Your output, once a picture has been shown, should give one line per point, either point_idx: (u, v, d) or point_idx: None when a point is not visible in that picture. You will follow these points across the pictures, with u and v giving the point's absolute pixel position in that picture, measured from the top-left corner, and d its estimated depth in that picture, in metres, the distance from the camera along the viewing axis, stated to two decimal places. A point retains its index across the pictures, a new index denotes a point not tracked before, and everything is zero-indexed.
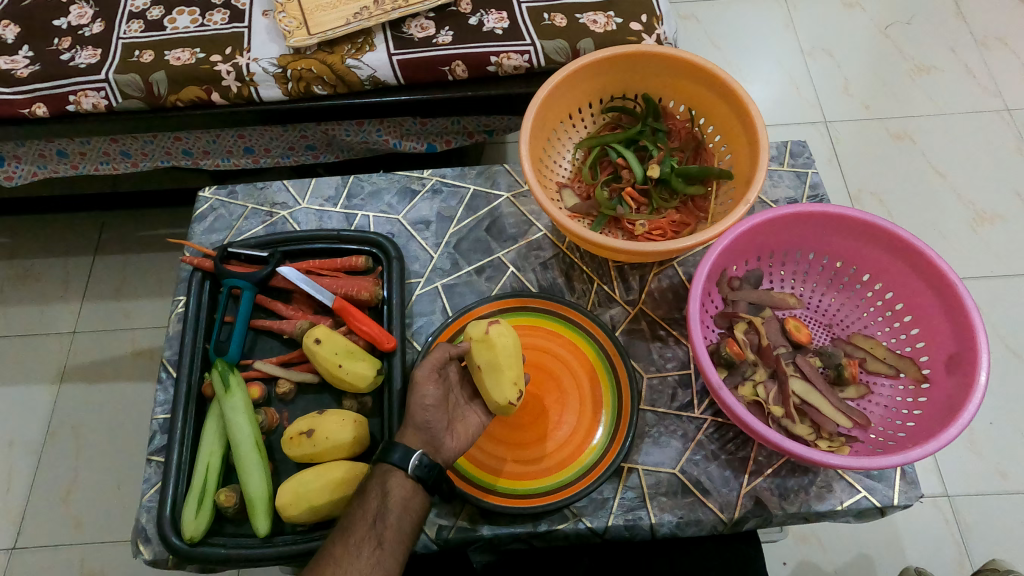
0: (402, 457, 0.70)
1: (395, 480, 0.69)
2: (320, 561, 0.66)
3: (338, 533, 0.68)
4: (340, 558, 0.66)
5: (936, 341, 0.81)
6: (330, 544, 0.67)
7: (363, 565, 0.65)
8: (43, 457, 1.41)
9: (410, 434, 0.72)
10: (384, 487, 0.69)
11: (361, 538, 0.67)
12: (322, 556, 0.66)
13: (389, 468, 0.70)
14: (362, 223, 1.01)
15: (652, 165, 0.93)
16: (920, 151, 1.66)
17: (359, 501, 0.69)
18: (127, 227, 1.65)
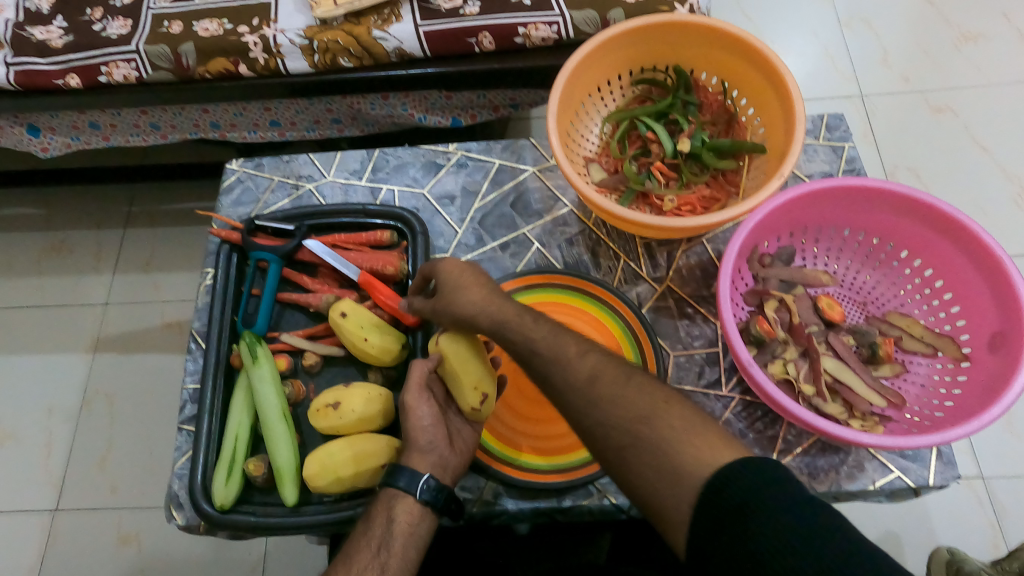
0: (408, 482, 0.69)
1: (401, 505, 0.69)
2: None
3: (338, 563, 0.66)
4: None
5: (978, 319, 0.78)
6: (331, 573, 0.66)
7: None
8: (80, 423, 1.45)
9: (417, 458, 0.71)
10: (389, 515, 0.68)
11: (363, 567, 0.64)
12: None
13: (395, 494, 0.69)
14: (387, 197, 1.01)
15: (683, 139, 0.91)
16: (962, 124, 1.60)
17: (361, 529, 0.68)
18: (157, 201, 1.67)
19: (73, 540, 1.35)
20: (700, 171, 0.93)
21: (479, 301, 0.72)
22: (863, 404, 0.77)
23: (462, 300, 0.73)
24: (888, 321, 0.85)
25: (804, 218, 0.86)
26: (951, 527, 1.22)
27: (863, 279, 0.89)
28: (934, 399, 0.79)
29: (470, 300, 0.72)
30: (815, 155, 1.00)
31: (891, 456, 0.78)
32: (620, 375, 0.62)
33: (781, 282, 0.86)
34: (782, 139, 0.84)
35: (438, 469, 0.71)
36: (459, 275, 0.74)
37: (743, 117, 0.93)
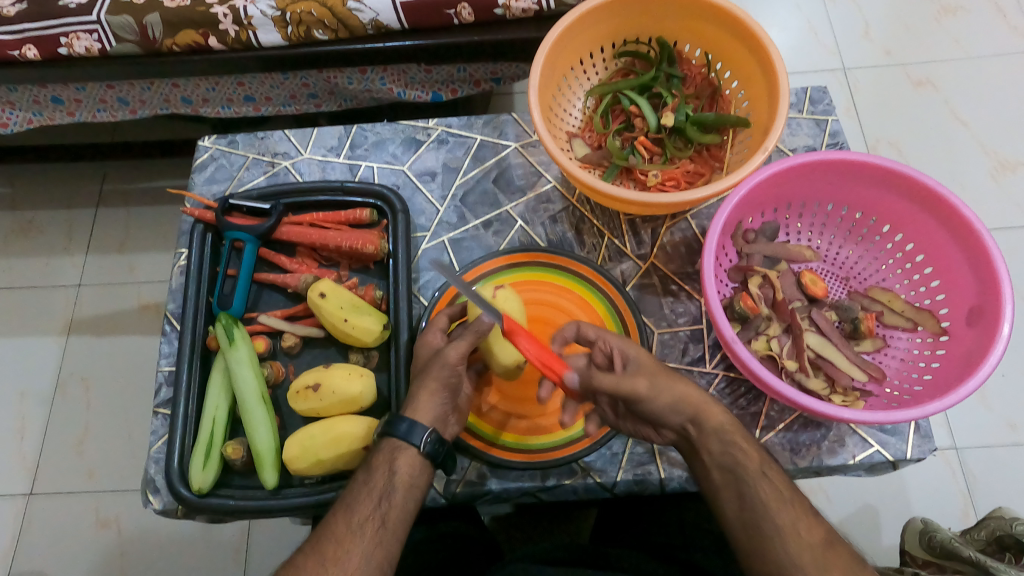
0: (410, 431, 0.67)
1: (404, 456, 0.67)
2: (322, 537, 0.63)
3: (340, 508, 0.65)
4: (342, 536, 0.62)
5: (957, 293, 0.79)
6: (330, 520, 0.64)
7: (366, 543, 0.62)
8: (54, 406, 1.43)
9: (421, 407, 0.68)
10: (392, 465, 0.66)
11: (366, 517, 0.63)
12: (322, 533, 0.63)
13: (397, 443, 0.67)
14: (366, 174, 0.98)
15: (666, 114, 0.89)
16: (942, 98, 1.60)
17: (362, 477, 0.66)
18: (128, 180, 1.63)
19: (50, 525, 1.33)
20: (684, 147, 0.91)
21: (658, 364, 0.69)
22: (843, 378, 0.77)
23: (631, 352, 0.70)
24: (869, 295, 0.85)
25: (787, 192, 0.86)
26: (926, 498, 1.24)
27: (846, 254, 0.89)
28: (913, 372, 0.79)
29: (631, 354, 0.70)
30: (799, 129, 1.00)
31: (871, 430, 0.79)
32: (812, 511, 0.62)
33: (765, 258, 0.85)
34: (766, 113, 0.83)
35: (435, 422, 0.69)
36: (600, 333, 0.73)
37: (727, 90, 0.91)
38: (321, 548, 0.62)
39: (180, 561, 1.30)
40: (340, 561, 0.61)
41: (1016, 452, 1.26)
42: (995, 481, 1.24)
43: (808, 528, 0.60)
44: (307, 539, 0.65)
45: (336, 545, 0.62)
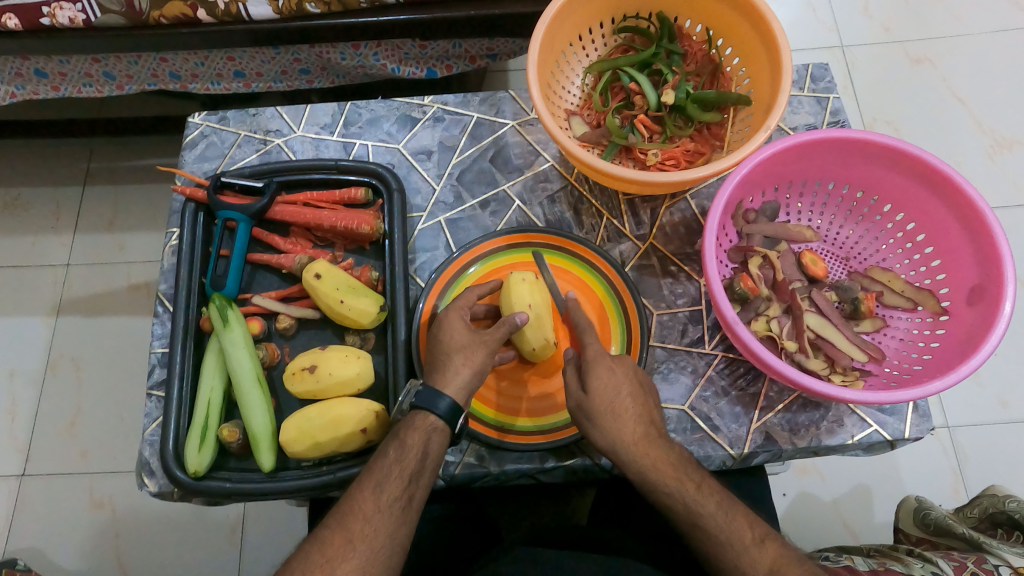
0: (448, 412, 0.68)
1: (437, 439, 0.68)
2: (350, 512, 0.63)
3: (367, 483, 0.65)
4: (371, 514, 0.63)
5: (958, 271, 0.78)
6: (358, 495, 0.64)
7: (392, 523, 0.63)
8: (45, 387, 1.41)
9: (451, 383, 0.70)
10: (424, 445, 0.67)
11: (395, 497, 0.64)
12: (350, 508, 0.63)
13: (436, 424, 0.69)
14: (361, 153, 0.96)
15: (667, 91, 0.87)
16: (939, 75, 1.59)
17: (394, 454, 0.66)
18: (116, 157, 1.60)
19: (43, 506, 1.32)
20: (685, 125, 0.90)
21: (613, 398, 0.69)
22: (844, 358, 0.77)
23: (591, 380, 0.70)
24: (869, 276, 0.84)
25: (789, 171, 0.85)
26: (918, 477, 1.25)
27: (846, 234, 0.88)
28: (913, 352, 0.79)
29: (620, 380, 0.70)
30: (800, 107, 0.98)
31: (870, 410, 0.79)
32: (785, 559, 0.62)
33: (765, 238, 0.84)
34: (768, 92, 0.82)
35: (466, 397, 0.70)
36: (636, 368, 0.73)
37: (727, 67, 0.90)
38: (349, 525, 0.62)
39: (175, 542, 1.30)
40: (367, 539, 0.62)
41: (1007, 430, 1.27)
42: (986, 459, 1.26)
43: (752, 562, 0.62)
44: (330, 512, 0.64)
45: (364, 523, 0.62)
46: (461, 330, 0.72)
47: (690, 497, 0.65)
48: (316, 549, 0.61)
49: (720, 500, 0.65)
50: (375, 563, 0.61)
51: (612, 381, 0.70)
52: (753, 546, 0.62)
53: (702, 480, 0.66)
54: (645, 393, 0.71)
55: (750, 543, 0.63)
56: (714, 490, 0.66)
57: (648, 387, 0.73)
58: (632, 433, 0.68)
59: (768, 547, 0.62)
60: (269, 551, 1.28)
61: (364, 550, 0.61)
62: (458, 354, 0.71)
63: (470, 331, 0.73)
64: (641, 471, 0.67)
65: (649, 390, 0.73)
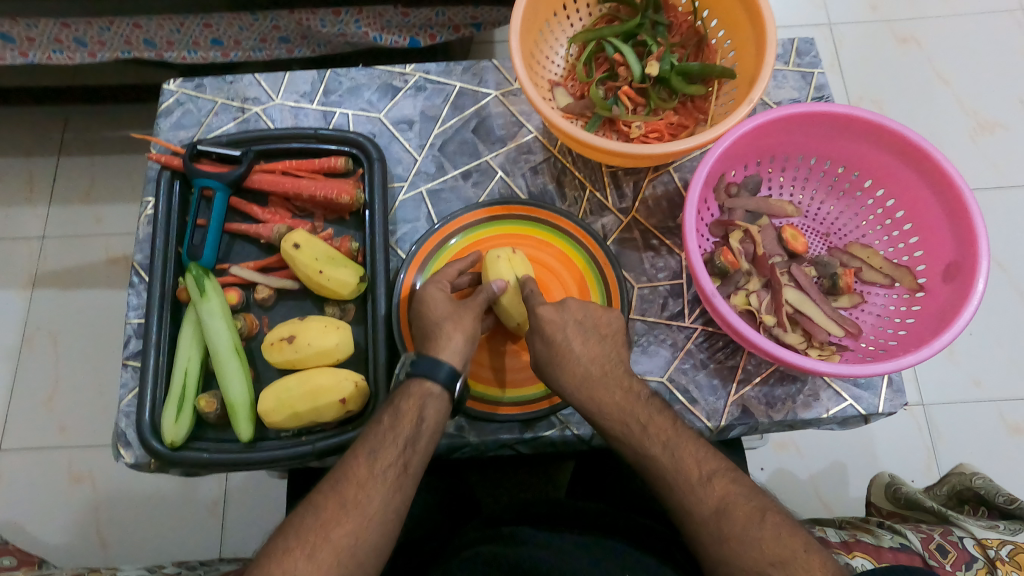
0: (448, 378, 0.69)
1: (432, 405, 0.68)
2: (343, 479, 0.63)
3: (362, 449, 0.65)
4: (365, 481, 0.62)
5: (936, 248, 0.79)
6: (352, 461, 0.64)
7: (387, 489, 0.63)
8: (21, 362, 1.39)
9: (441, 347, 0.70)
10: (419, 412, 0.67)
11: (390, 463, 0.64)
12: (343, 474, 0.63)
13: (432, 390, 0.68)
14: (341, 122, 0.95)
15: (651, 63, 0.86)
16: (925, 55, 1.59)
17: (389, 421, 0.66)
18: (91, 127, 1.56)
19: (21, 480, 1.31)
20: (668, 97, 0.89)
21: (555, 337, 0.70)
22: (821, 333, 0.77)
23: (536, 342, 0.72)
24: (849, 252, 0.85)
25: (772, 145, 0.85)
26: (892, 452, 1.28)
27: (827, 210, 0.89)
28: (889, 328, 0.80)
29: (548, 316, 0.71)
30: (785, 82, 0.98)
31: (845, 384, 0.80)
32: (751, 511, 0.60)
33: (746, 213, 0.85)
34: (753, 64, 0.82)
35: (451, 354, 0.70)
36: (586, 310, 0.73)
37: (713, 39, 0.89)
38: (342, 492, 0.62)
39: (156, 518, 1.29)
40: (361, 505, 0.61)
41: (980, 406, 1.30)
42: (958, 435, 1.29)
43: (699, 500, 0.62)
44: (323, 478, 0.64)
45: (359, 490, 0.62)
46: (439, 298, 0.72)
47: (636, 439, 0.66)
48: (309, 514, 0.61)
49: (667, 437, 0.65)
50: (368, 529, 0.60)
51: (554, 334, 0.70)
52: (700, 486, 0.62)
53: (650, 420, 0.67)
54: (591, 337, 0.71)
55: (697, 481, 0.63)
56: (664, 429, 0.66)
57: (598, 328, 0.73)
58: (577, 376, 0.69)
59: (717, 483, 0.62)
60: (252, 527, 1.28)
61: (359, 516, 0.61)
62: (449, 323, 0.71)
63: (450, 300, 0.73)
64: (591, 417, 0.69)
65: (603, 333, 0.72)
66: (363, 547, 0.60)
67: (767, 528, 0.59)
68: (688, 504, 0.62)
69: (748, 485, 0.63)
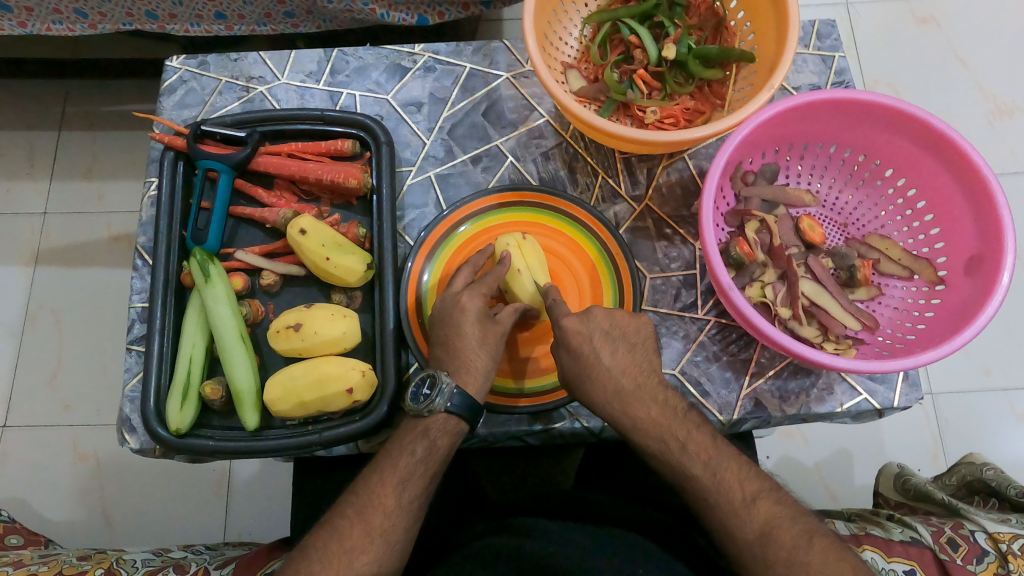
0: (465, 410, 0.68)
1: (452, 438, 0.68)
2: (369, 506, 0.63)
3: (390, 476, 0.64)
4: (392, 509, 0.63)
5: (958, 240, 0.77)
6: (378, 487, 0.64)
7: (409, 521, 0.63)
8: (24, 339, 1.38)
9: (472, 380, 0.69)
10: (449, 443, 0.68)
11: (416, 495, 0.64)
12: (370, 501, 0.63)
13: (456, 425, 0.68)
14: (348, 103, 0.92)
15: (669, 45, 0.83)
16: (944, 36, 1.55)
17: (422, 452, 0.66)
18: (91, 101, 1.53)
19: (27, 458, 1.31)
20: (685, 81, 0.86)
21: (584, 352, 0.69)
22: (837, 327, 0.76)
23: (563, 356, 0.71)
24: (866, 243, 0.83)
25: (791, 132, 0.82)
26: (900, 443, 1.27)
27: (845, 199, 0.87)
28: (907, 321, 0.78)
29: (568, 325, 0.69)
30: (804, 66, 0.95)
31: (860, 378, 0.79)
32: (798, 535, 0.59)
33: (763, 202, 0.83)
34: (773, 49, 0.79)
35: (479, 387, 0.70)
36: (623, 323, 0.71)
37: (732, 21, 0.86)
38: (368, 518, 0.62)
39: (160, 498, 1.29)
40: (386, 534, 0.62)
41: (989, 396, 1.29)
42: (966, 425, 1.28)
43: (742, 524, 0.61)
44: (347, 501, 0.64)
45: (384, 517, 0.62)
46: (474, 322, 0.71)
47: (674, 458, 0.64)
48: (332, 539, 0.62)
49: (708, 457, 0.64)
50: (388, 559, 0.61)
51: (580, 347, 0.69)
52: (744, 506, 0.61)
53: (688, 438, 0.65)
54: (620, 348, 0.70)
55: (740, 504, 0.61)
56: (704, 447, 0.64)
57: (625, 336, 0.71)
58: (608, 389, 0.68)
59: (762, 505, 0.61)
60: (256, 508, 1.28)
61: (383, 545, 0.61)
62: (485, 354, 0.70)
63: (482, 320, 0.71)
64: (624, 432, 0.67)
65: (633, 344, 0.70)
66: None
67: (815, 553, 0.58)
68: (729, 526, 0.61)
69: (791, 505, 0.62)
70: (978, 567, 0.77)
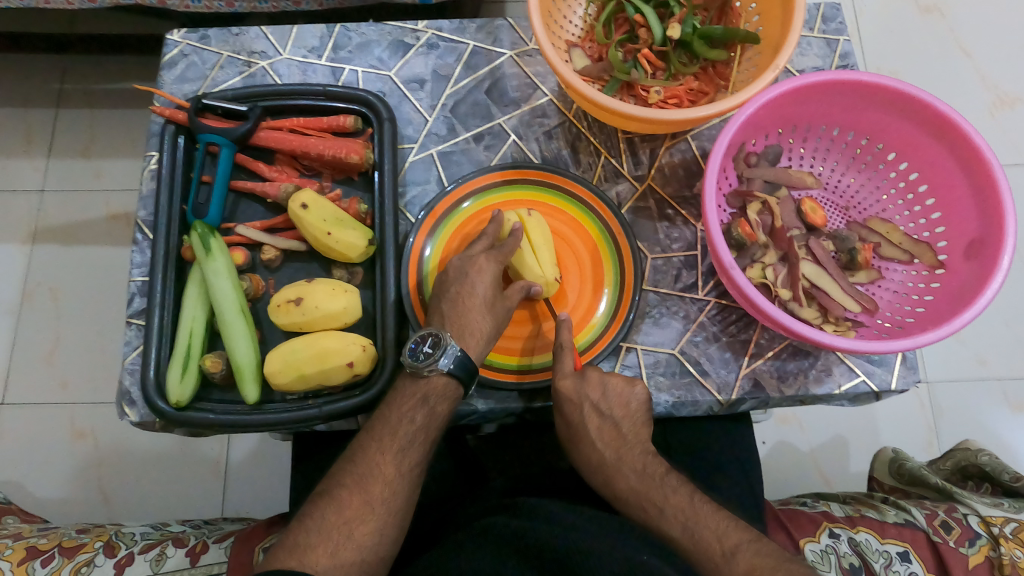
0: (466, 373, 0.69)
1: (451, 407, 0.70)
2: (369, 476, 0.65)
3: (389, 446, 0.66)
4: (391, 477, 0.65)
5: (958, 225, 0.78)
6: (378, 457, 0.66)
7: (407, 489, 0.66)
8: (22, 316, 1.38)
9: (472, 343, 0.71)
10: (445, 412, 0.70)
11: (414, 463, 0.67)
12: (370, 471, 0.65)
13: (456, 392, 0.69)
14: (350, 79, 0.92)
15: (674, 25, 0.83)
16: (948, 26, 1.54)
17: (421, 420, 0.68)
18: (88, 78, 1.52)
19: (25, 436, 1.31)
20: (689, 62, 0.86)
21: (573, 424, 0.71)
22: (837, 309, 0.76)
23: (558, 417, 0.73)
24: (868, 226, 0.83)
25: (794, 114, 0.82)
26: (895, 430, 1.28)
27: (847, 182, 0.87)
28: (906, 305, 0.79)
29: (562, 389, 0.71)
30: (808, 49, 0.95)
31: (858, 360, 0.79)
32: None
33: (765, 183, 0.82)
34: (778, 30, 0.79)
35: (478, 351, 0.71)
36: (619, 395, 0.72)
37: (738, 2, 0.85)
38: (368, 488, 0.64)
39: (157, 477, 1.30)
40: (385, 503, 0.64)
41: (984, 386, 1.30)
42: (960, 413, 1.29)
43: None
44: (346, 470, 0.66)
45: (383, 486, 0.65)
46: (487, 285, 0.72)
47: (653, 520, 0.64)
48: (332, 508, 0.63)
49: (685, 517, 0.63)
50: (388, 527, 0.64)
51: (571, 413, 0.71)
52: (724, 562, 0.59)
53: (665, 501, 0.64)
54: (607, 422, 0.70)
55: (720, 560, 0.59)
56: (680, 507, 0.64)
57: (617, 411, 0.71)
58: (592, 461, 0.70)
59: (741, 558, 0.59)
60: (252, 488, 1.29)
61: (383, 513, 0.64)
62: (490, 319, 0.72)
63: (494, 285, 0.72)
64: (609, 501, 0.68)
65: (620, 416, 0.71)
66: (384, 544, 0.63)
67: None
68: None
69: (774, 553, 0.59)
70: (970, 549, 0.78)
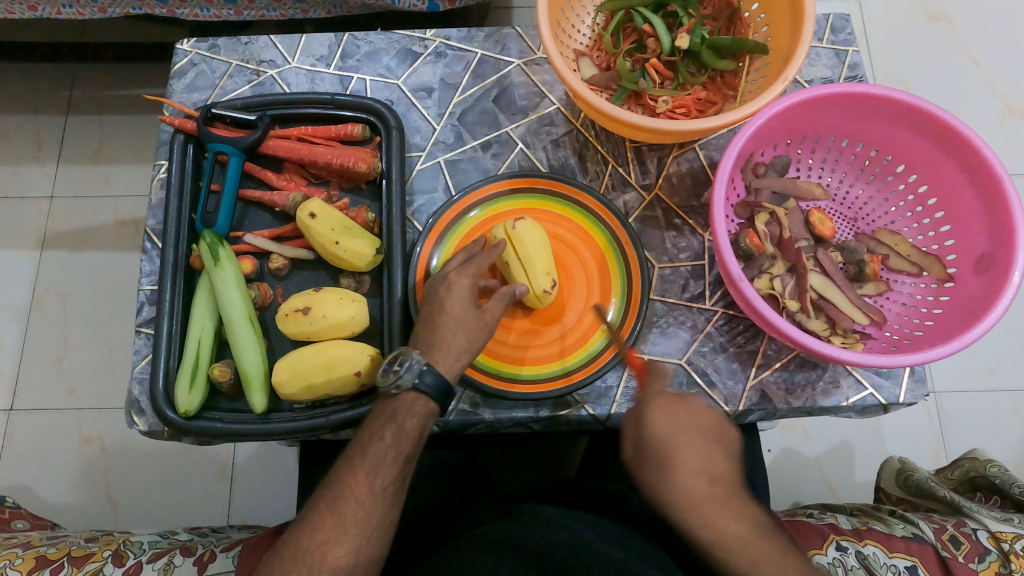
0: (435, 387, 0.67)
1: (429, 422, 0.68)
2: (340, 497, 0.63)
3: (360, 465, 0.64)
4: (364, 497, 0.63)
5: (967, 238, 0.77)
6: (349, 478, 0.63)
7: (384, 506, 0.63)
8: (31, 321, 1.39)
9: (442, 360, 0.69)
10: (419, 427, 0.67)
11: (388, 480, 0.64)
12: (341, 493, 0.63)
13: (431, 407, 0.68)
14: (359, 88, 0.92)
15: (682, 34, 0.83)
16: (957, 35, 1.54)
17: (391, 437, 0.66)
18: (97, 84, 1.53)
19: (32, 440, 1.32)
20: (697, 72, 0.86)
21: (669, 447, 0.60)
22: (846, 321, 0.76)
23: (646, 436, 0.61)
24: (876, 238, 0.83)
25: (803, 126, 0.82)
26: (902, 439, 1.27)
27: (856, 193, 0.86)
28: (914, 318, 0.78)
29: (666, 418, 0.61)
30: (817, 59, 0.95)
31: (866, 372, 0.79)
32: None
33: (773, 194, 0.82)
34: (787, 41, 0.79)
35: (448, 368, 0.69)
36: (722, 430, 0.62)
37: (746, 12, 0.85)
38: (340, 509, 0.62)
39: (164, 482, 1.30)
40: (359, 523, 0.61)
41: (992, 396, 1.29)
42: (968, 424, 1.28)
43: None
44: (320, 494, 0.64)
45: (356, 506, 0.62)
46: (457, 301, 0.70)
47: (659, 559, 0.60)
48: (306, 533, 0.61)
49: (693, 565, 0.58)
50: (366, 547, 0.61)
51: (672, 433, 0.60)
52: None
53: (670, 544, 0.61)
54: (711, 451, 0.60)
55: None
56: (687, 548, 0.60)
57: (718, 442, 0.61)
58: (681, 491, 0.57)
59: None
60: (258, 493, 1.29)
61: (357, 534, 0.61)
62: (461, 335, 0.70)
63: (469, 300, 0.71)
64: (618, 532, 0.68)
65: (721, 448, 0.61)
66: (363, 566, 0.60)
67: None
68: None
69: None
70: (980, 565, 0.77)
